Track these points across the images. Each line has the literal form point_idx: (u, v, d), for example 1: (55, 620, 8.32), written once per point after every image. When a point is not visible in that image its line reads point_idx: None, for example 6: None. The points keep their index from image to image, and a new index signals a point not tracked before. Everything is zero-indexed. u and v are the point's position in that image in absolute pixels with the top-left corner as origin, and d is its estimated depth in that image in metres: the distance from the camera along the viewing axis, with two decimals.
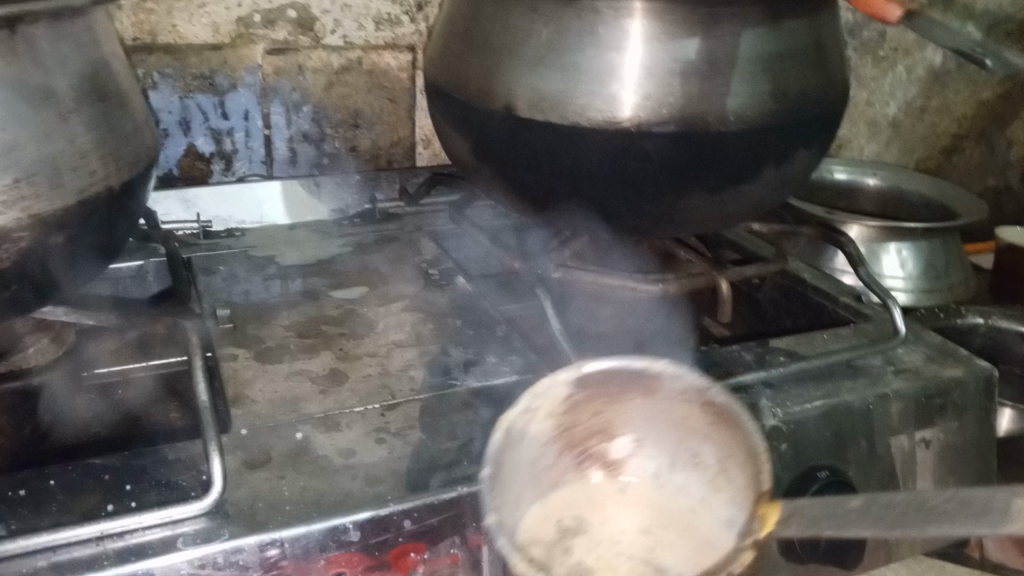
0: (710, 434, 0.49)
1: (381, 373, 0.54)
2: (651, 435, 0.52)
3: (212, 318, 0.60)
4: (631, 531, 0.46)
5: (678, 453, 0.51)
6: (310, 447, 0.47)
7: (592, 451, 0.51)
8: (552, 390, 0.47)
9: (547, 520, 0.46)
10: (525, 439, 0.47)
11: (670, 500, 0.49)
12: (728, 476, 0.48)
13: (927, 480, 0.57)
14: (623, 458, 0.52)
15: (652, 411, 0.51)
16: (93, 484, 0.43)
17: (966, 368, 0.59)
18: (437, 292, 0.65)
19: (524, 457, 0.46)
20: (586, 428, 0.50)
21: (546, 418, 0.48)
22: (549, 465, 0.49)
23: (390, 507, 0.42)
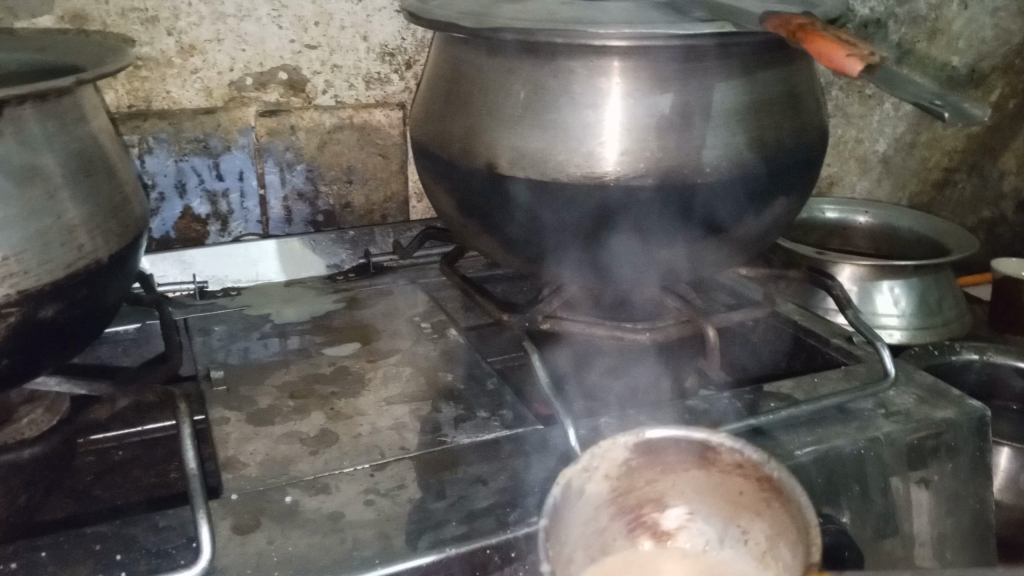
0: (762, 509, 0.44)
1: (372, 432, 0.54)
2: (703, 507, 0.47)
3: (206, 379, 0.60)
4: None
5: (730, 528, 0.46)
6: (300, 510, 0.47)
7: (643, 519, 0.48)
8: (607, 451, 0.44)
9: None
10: (582, 497, 0.44)
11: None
12: (777, 556, 0.43)
13: (924, 523, 0.57)
14: (675, 528, 0.48)
15: (707, 482, 0.46)
16: (83, 555, 0.43)
17: (959, 409, 0.59)
18: (428, 346, 0.66)
19: (575, 521, 0.43)
20: (639, 496, 0.47)
21: (601, 479, 0.45)
22: (598, 530, 0.46)
23: (382, 568, 0.42)
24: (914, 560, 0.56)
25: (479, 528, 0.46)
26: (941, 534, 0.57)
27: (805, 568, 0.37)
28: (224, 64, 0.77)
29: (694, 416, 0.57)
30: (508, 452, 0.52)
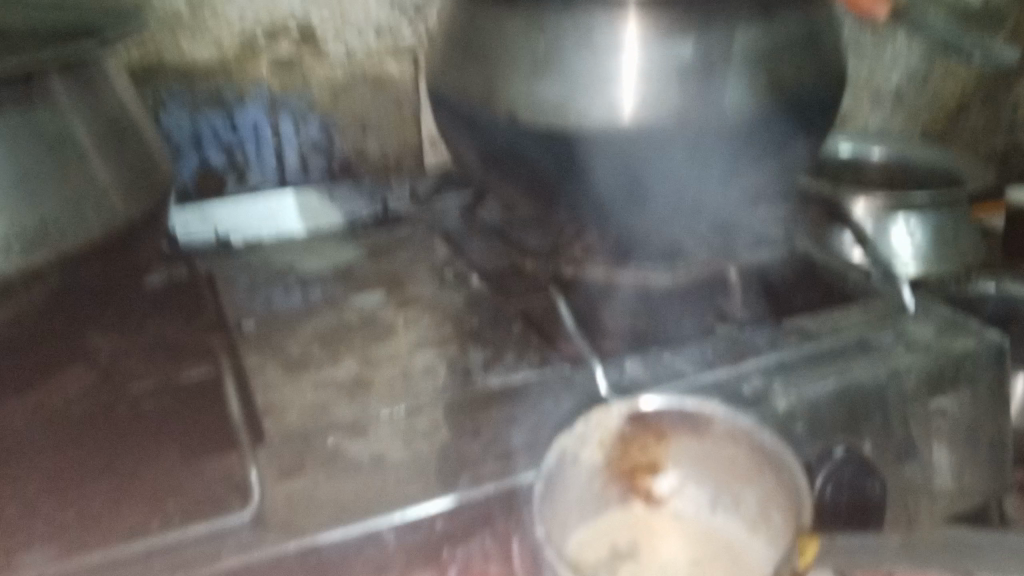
0: (755, 476, 0.50)
1: (404, 377, 0.56)
2: (694, 474, 0.53)
3: (237, 329, 0.62)
4: (679, 565, 0.48)
5: (722, 493, 0.53)
6: (343, 454, 0.48)
7: (637, 485, 0.53)
8: (603, 420, 0.49)
9: (603, 540, 0.50)
10: (577, 465, 0.49)
11: (703, 539, 0.51)
12: (768, 519, 0.49)
13: (943, 449, 0.58)
14: (666, 494, 0.53)
15: (698, 446, 0.52)
16: (137, 501, 0.45)
17: (979, 338, 0.60)
18: (453, 292, 0.67)
19: (573, 486, 0.49)
20: (635, 463, 0.52)
21: (597, 448, 0.50)
22: (591, 492, 0.51)
23: (419, 510, 0.44)
24: (932, 485, 0.58)
25: (517, 467, 0.47)
26: (960, 462, 0.59)
27: (798, 528, 0.44)
28: (235, 17, 0.77)
29: (717, 354, 0.58)
30: (539, 393, 0.54)
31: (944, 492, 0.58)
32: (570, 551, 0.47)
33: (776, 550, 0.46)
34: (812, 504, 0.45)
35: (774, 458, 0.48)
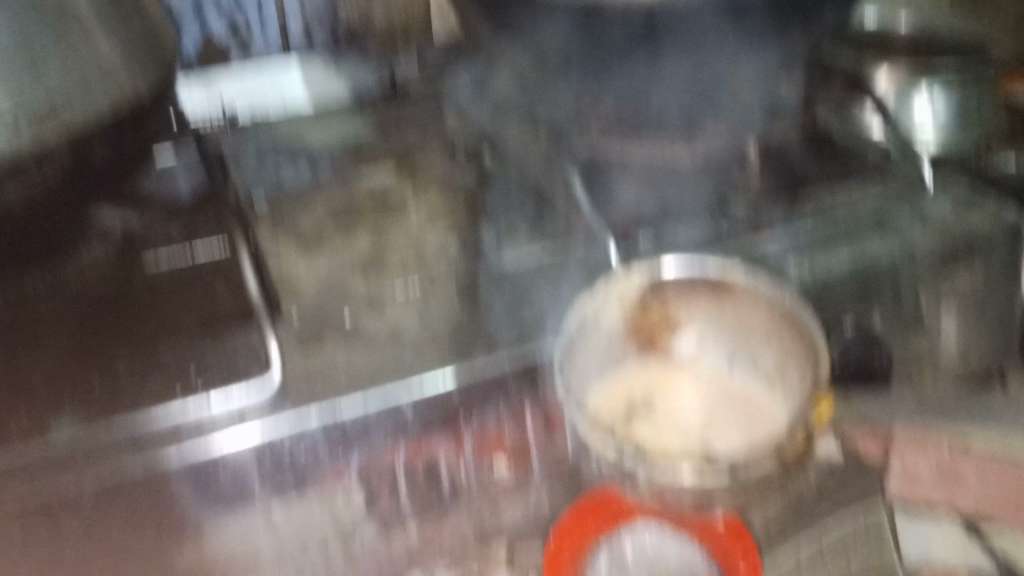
0: (774, 339, 0.52)
1: (417, 254, 0.56)
2: (713, 330, 0.54)
3: (250, 207, 0.62)
4: (695, 415, 0.49)
5: (740, 350, 0.54)
6: (363, 331, 0.50)
7: (654, 339, 0.54)
8: (626, 286, 0.52)
9: (620, 396, 0.50)
10: (599, 329, 0.52)
11: (720, 388, 0.52)
12: (787, 375, 0.51)
13: (951, 318, 0.58)
14: (684, 350, 0.55)
15: (715, 307, 0.54)
16: (161, 375, 0.47)
17: (993, 218, 0.61)
18: (464, 169, 0.67)
19: (596, 348, 0.52)
20: (655, 319, 0.54)
21: (619, 310, 0.52)
22: (612, 350, 0.53)
23: (438, 379, 0.47)
24: (943, 354, 0.57)
25: (532, 345, 0.49)
26: (972, 337, 0.57)
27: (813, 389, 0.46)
28: None
29: (732, 228, 0.59)
30: (551, 271, 0.54)
31: (955, 370, 0.56)
32: (586, 409, 0.48)
33: (796, 403, 0.48)
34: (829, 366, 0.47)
35: (789, 321, 0.50)
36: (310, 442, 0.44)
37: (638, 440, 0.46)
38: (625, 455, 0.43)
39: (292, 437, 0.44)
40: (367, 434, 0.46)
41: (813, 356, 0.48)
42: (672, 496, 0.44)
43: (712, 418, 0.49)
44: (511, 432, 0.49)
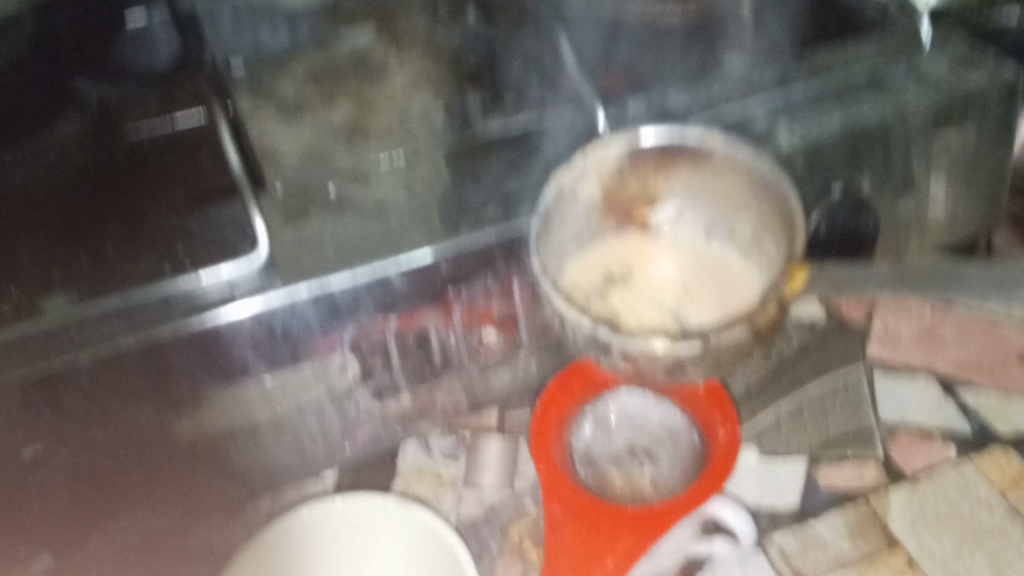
0: (749, 205, 0.52)
1: (401, 121, 0.55)
2: (691, 202, 0.54)
3: (228, 71, 0.60)
4: (668, 286, 0.52)
5: (717, 221, 0.54)
6: (346, 199, 0.49)
7: (633, 214, 0.55)
8: (603, 156, 0.50)
9: (598, 268, 0.52)
10: (576, 199, 0.51)
11: (693, 260, 0.54)
12: (761, 246, 0.52)
13: (940, 180, 0.59)
14: (662, 222, 0.55)
15: (693, 176, 0.53)
16: (148, 247, 0.47)
17: (991, 75, 0.57)
18: (448, 27, 0.64)
19: (569, 218, 0.51)
20: (631, 194, 0.54)
21: (596, 181, 0.51)
22: (588, 223, 0.53)
23: (424, 254, 0.45)
24: (923, 213, 0.60)
25: (516, 210, 0.48)
26: (956, 193, 0.60)
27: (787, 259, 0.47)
28: None
29: (721, 93, 0.57)
30: (538, 137, 0.53)
31: (935, 220, 0.61)
32: (567, 280, 0.51)
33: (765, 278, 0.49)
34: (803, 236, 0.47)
35: (767, 190, 0.49)
36: (299, 316, 0.44)
37: (614, 310, 0.50)
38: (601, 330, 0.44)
39: (277, 310, 0.44)
40: (352, 306, 0.45)
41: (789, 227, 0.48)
42: (647, 365, 0.45)
43: (682, 289, 0.51)
44: (498, 300, 0.49)
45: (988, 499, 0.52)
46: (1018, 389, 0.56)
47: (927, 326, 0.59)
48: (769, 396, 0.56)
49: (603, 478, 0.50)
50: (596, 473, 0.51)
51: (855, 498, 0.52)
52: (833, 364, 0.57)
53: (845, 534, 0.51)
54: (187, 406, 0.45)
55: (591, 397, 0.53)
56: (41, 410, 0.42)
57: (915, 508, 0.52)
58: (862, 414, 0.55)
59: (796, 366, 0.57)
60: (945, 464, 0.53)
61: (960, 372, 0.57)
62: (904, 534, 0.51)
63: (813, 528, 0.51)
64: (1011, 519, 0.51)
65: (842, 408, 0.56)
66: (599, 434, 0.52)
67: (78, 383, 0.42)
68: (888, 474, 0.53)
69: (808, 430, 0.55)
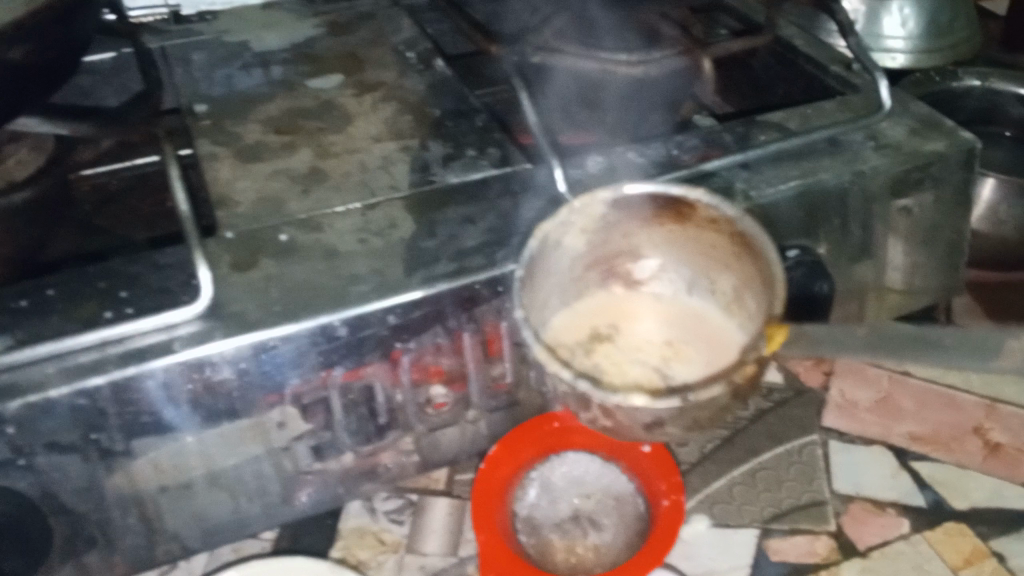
0: (733, 263, 0.49)
1: (360, 171, 0.55)
2: (674, 258, 0.52)
3: (189, 115, 0.60)
4: (653, 343, 0.50)
5: (699, 277, 0.52)
6: (296, 247, 0.48)
7: (615, 269, 0.53)
8: (588, 207, 0.48)
9: (583, 325, 0.51)
10: (559, 250, 0.48)
11: (679, 318, 0.52)
12: (744, 304, 0.49)
13: (898, 246, 0.59)
14: (645, 277, 0.54)
15: (683, 235, 0.50)
16: (90, 292, 0.46)
17: (949, 142, 0.58)
18: (415, 77, 0.64)
19: (552, 271, 0.49)
20: (614, 249, 0.52)
21: (579, 234, 0.49)
22: (570, 278, 0.51)
23: (370, 306, 0.45)
24: (883, 280, 0.60)
25: (469, 266, 0.47)
26: (915, 262, 0.60)
27: (768, 319, 0.44)
28: None
29: (681, 154, 0.57)
30: (497, 192, 0.53)
31: (893, 288, 0.61)
32: (549, 335, 0.49)
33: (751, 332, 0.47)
34: (786, 296, 0.44)
35: (748, 245, 0.46)
36: (242, 368, 0.43)
37: (599, 366, 0.48)
38: (581, 381, 0.41)
39: (215, 362, 0.43)
40: (294, 362, 0.44)
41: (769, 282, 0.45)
42: (627, 420, 0.42)
43: (669, 347, 0.50)
44: (448, 356, 0.48)
45: None
46: (974, 464, 0.56)
47: (884, 394, 0.61)
48: (723, 463, 0.57)
49: (544, 545, 0.49)
50: (538, 540, 0.50)
51: (807, 572, 0.51)
52: (789, 432, 0.58)
53: None
54: (121, 458, 0.43)
55: (539, 459, 0.53)
56: None
57: None
58: (817, 485, 0.55)
59: (750, 434, 0.58)
60: (897, 540, 0.52)
61: (914, 446, 0.58)
62: None
63: None
64: None
65: (796, 476, 0.56)
66: (544, 500, 0.51)
67: (6, 432, 0.40)
68: (840, 549, 0.52)
69: (760, 500, 0.54)
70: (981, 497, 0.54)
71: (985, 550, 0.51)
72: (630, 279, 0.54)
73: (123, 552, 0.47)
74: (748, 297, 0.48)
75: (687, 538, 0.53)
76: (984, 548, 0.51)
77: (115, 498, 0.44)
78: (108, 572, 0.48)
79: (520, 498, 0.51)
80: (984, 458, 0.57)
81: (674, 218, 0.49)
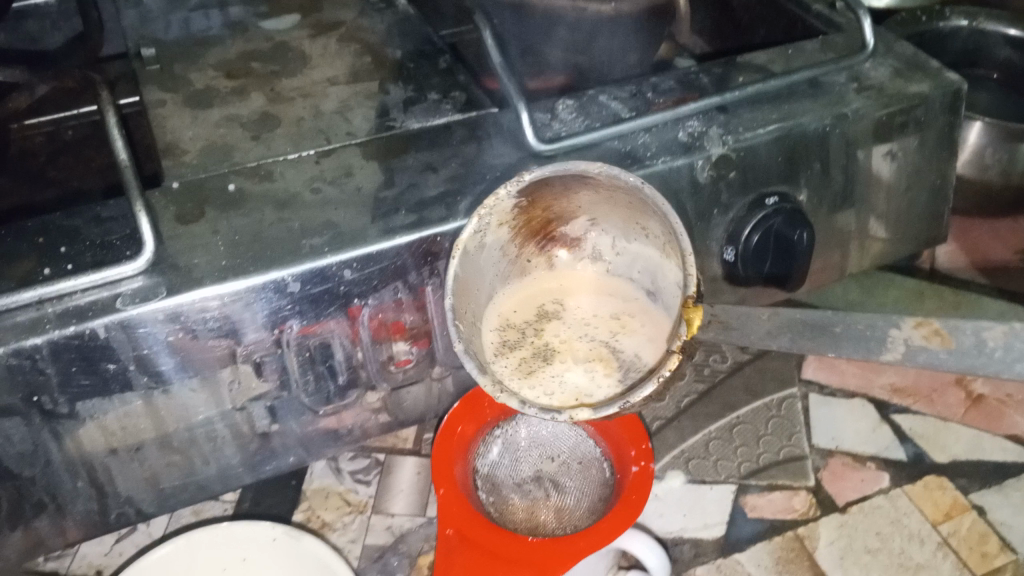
0: (651, 216, 0.45)
1: (315, 117, 0.52)
2: (603, 214, 0.48)
3: (136, 59, 0.57)
4: (602, 316, 0.49)
5: (630, 226, 0.48)
6: (246, 198, 0.46)
7: (551, 236, 0.50)
8: (498, 207, 0.44)
9: (527, 303, 0.49)
10: (483, 249, 0.46)
11: (622, 285, 0.50)
12: (672, 251, 0.44)
13: (880, 193, 0.57)
14: (581, 235, 0.50)
15: (609, 203, 0.47)
16: (27, 249, 0.43)
17: (934, 83, 0.56)
18: (375, 18, 0.61)
19: (481, 271, 0.47)
20: (540, 221, 0.48)
21: (498, 228, 0.46)
22: (505, 261, 0.49)
23: (325, 260, 0.42)
24: (865, 229, 0.58)
25: (430, 217, 0.45)
26: (897, 210, 0.58)
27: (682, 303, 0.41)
28: None
29: (656, 96, 0.54)
30: (460, 138, 0.50)
31: (876, 236, 0.59)
32: (495, 319, 0.48)
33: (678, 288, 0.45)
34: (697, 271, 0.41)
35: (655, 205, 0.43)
36: (190, 327, 0.41)
37: (548, 349, 0.47)
38: (530, 408, 0.41)
39: (160, 321, 0.40)
40: (245, 319, 0.42)
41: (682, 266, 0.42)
42: None
43: (616, 320, 0.48)
44: (410, 311, 0.46)
45: (920, 533, 0.49)
46: (954, 416, 0.55)
47: None
48: (699, 417, 0.56)
49: (504, 503, 0.49)
50: (498, 498, 0.49)
51: (784, 529, 0.49)
52: (768, 386, 0.57)
53: (769, 568, 0.47)
54: (65, 422, 0.41)
55: (503, 419, 0.52)
56: None
57: (843, 542, 0.48)
58: (796, 440, 0.54)
59: (727, 388, 0.57)
60: (877, 495, 0.51)
61: (896, 398, 0.57)
62: (831, 569, 0.47)
63: (735, 561, 0.48)
64: (942, 554, 0.48)
65: (775, 431, 0.54)
66: (506, 459, 0.52)
67: None
68: (819, 504, 0.50)
69: (738, 456, 0.53)
70: (960, 449, 0.53)
71: (965, 504, 0.50)
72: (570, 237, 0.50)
73: (72, 521, 0.45)
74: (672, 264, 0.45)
75: (660, 495, 0.52)
76: (964, 502, 0.50)
77: (62, 464, 0.42)
78: (60, 541, 0.45)
79: (482, 454, 0.51)
80: (965, 411, 0.56)
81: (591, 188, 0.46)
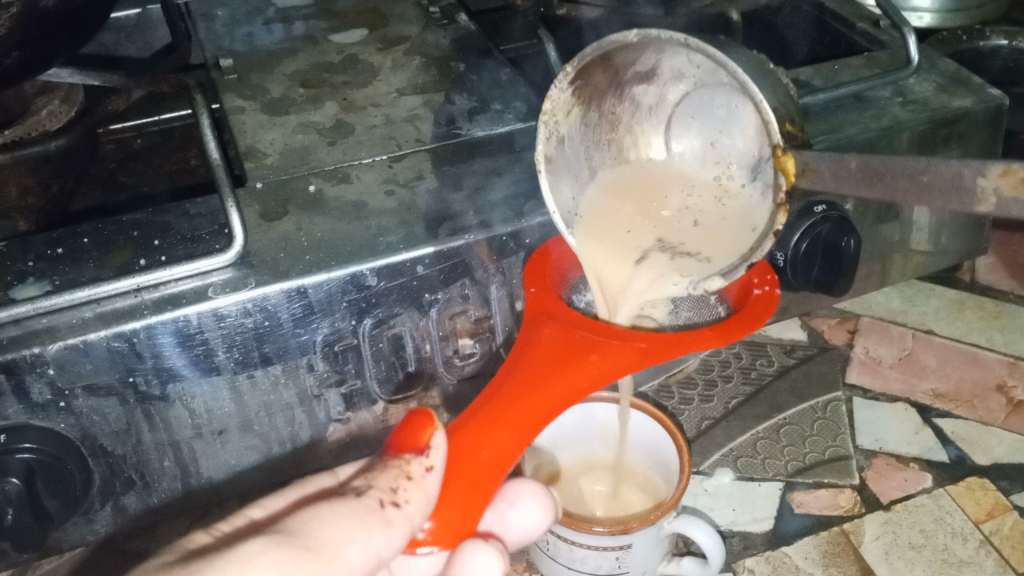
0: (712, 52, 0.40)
1: (386, 124, 0.55)
2: (662, 53, 0.45)
3: (215, 69, 0.61)
4: (705, 183, 0.50)
5: (690, 59, 0.44)
6: (325, 199, 0.49)
7: (625, 90, 0.48)
8: (558, 104, 0.45)
9: (627, 183, 0.51)
10: (562, 142, 0.47)
11: (708, 118, 0.48)
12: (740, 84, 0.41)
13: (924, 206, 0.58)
14: (653, 77, 0.47)
15: (669, 46, 0.43)
16: (123, 240, 0.46)
17: (976, 98, 0.57)
18: (439, 33, 0.64)
19: (570, 160, 0.49)
20: (608, 82, 0.47)
21: (569, 118, 0.47)
22: (595, 138, 0.50)
23: (400, 255, 0.45)
24: (908, 241, 0.59)
25: (496, 219, 0.48)
26: (940, 220, 0.59)
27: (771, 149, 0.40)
28: None
29: None
30: (524, 145, 0.53)
31: (918, 248, 0.60)
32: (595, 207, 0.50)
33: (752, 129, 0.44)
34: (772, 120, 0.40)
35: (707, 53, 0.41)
36: (273, 315, 0.44)
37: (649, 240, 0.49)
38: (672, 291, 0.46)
39: (248, 309, 0.43)
40: (325, 309, 0.45)
41: (765, 117, 0.41)
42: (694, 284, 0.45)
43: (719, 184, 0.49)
44: (475, 305, 0.49)
45: (962, 530, 0.50)
46: (997, 421, 0.57)
47: (907, 351, 0.62)
48: (746, 418, 0.58)
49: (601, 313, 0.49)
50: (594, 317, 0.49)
51: (830, 523, 0.51)
52: (814, 390, 0.60)
53: (816, 560, 0.49)
54: (157, 404, 0.44)
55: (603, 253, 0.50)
56: (7, 399, 0.41)
57: (888, 538, 0.50)
58: (840, 440, 0.56)
59: (774, 391, 0.60)
60: (921, 494, 0.52)
61: (937, 403, 0.58)
62: (876, 564, 0.49)
63: (784, 553, 0.50)
64: (984, 551, 0.49)
65: (821, 430, 0.57)
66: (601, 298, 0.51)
67: (46, 374, 0.41)
68: (863, 502, 0.52)
69: (784, 455, 0.56)
70: (1002, 452, 0.55)
71: (1007, 504, 0.51)
72: (655, 99, 0.49)
73: (159, 497, 0.48)
74: (740, 109, 0.44)
75: (711, 490, 0.54)
76: (1005, 502, 0.51)
77: (152, 442, 0.45)
78: (148, 516, 0.49)
79: (578, 291, 0.51)
80: (1006, 416, 0.57)
81: (649, 57, 0.45)
